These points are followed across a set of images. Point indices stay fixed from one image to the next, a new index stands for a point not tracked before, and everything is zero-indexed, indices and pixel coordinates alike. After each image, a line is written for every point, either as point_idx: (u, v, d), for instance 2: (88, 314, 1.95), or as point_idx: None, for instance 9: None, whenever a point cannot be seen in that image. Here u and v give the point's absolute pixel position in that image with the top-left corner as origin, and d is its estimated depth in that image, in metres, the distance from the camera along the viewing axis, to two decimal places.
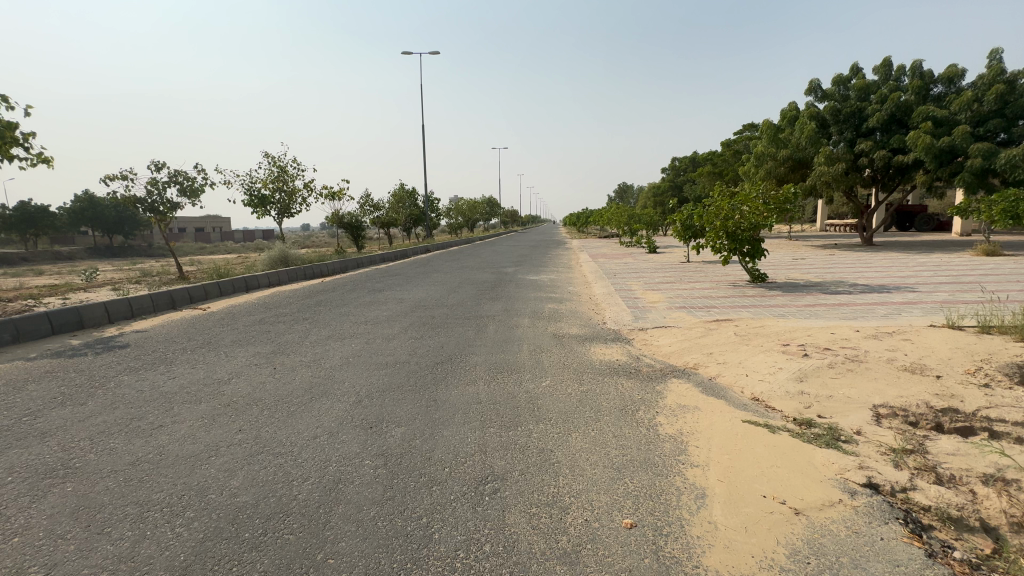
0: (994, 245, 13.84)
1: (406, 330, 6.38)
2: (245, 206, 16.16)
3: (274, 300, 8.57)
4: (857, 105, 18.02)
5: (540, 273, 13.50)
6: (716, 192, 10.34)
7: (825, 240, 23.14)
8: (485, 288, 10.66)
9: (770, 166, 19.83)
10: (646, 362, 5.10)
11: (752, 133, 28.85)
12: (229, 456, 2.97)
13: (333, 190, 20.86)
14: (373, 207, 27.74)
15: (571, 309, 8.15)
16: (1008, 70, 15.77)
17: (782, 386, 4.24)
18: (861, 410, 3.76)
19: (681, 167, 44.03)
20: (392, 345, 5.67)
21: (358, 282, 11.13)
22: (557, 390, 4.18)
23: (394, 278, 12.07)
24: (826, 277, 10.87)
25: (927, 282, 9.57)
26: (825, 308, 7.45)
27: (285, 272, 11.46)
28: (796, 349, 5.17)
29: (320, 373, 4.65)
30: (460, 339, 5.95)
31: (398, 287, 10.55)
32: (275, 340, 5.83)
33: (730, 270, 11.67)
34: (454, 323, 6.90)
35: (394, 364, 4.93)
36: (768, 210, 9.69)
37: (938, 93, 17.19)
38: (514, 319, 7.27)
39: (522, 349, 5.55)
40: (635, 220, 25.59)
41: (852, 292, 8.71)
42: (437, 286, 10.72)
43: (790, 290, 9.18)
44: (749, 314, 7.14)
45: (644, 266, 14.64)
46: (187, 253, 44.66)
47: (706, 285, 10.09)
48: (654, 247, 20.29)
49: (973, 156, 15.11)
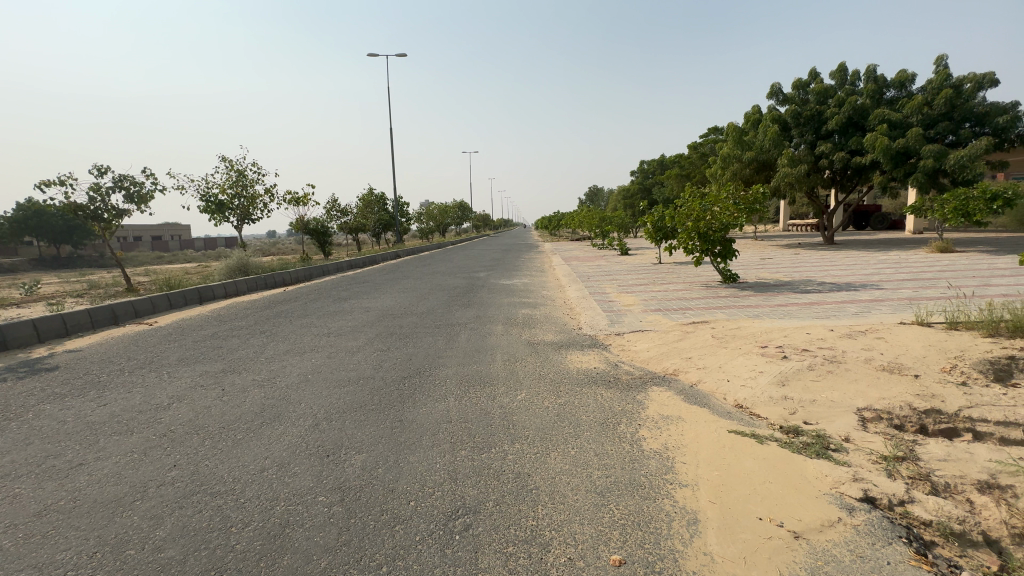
0: (948, 242, 14.41)
1: (373, 342, 6.02)
2: (201, 212, 15.31)
3: (229, 313, 8.00)
4: (816, 109, 18.57)
5: (514, 278, 13.26)
6: (687, 193, 10.31)
7: (790, 240, 23.78)
8: (456, 294, 10.32)
9: (736, 168, 20.21)
10: (625, 370, 4.90)
11: (717, 136, 29.50)
12: (158, 498, 2.57)
13: (296, 195, 20.10)
14: (340, 213, 26.96)
15: (545, 314, 7.92)
16: (954, 75, 16.49)
17: (765, 391, 4.10)
18: (846, 415, 3.65)
19: (649, 170, 44.78)
20: (357, 359, 5.30)
21: (322, 291, 10.60)
22: (533, 403, 3.93)
23: (362, 285, 11.58)
24: (794, 276, 11.02)
25: (891, 279, 9.80)
26: (797, 307, 7.46)
27: (243, 282, 10.81)
28: (775, 351, 5.07)
29: (275, 393, 4.24)
30: (430, 350, 5.63)
31: (364, 295, 10.10)
32: (226, 357, 5.35)
33: (701, 271, 11.72)
34: (424, 333, 6.57)
35: (357, 381, 4.56)
36: (738, 211, 9.70)
37: (891, 97, 17.87)
38: (486, 326, 6.99)
39: (496, 359, 5.29)
40: (606, 222, 25.70)
41: (820, 290, 8.81)
42: (407, 293, 10.33)
43: (761, 290, 9.24)
44: (725, 315, 7.07)
45: (617, 268, 14.58)
46: (143, 262, 42.53)
47: (680, 287, 10.05)
48: (626, 249, 20.37)
49: (925, 157, 15.72)
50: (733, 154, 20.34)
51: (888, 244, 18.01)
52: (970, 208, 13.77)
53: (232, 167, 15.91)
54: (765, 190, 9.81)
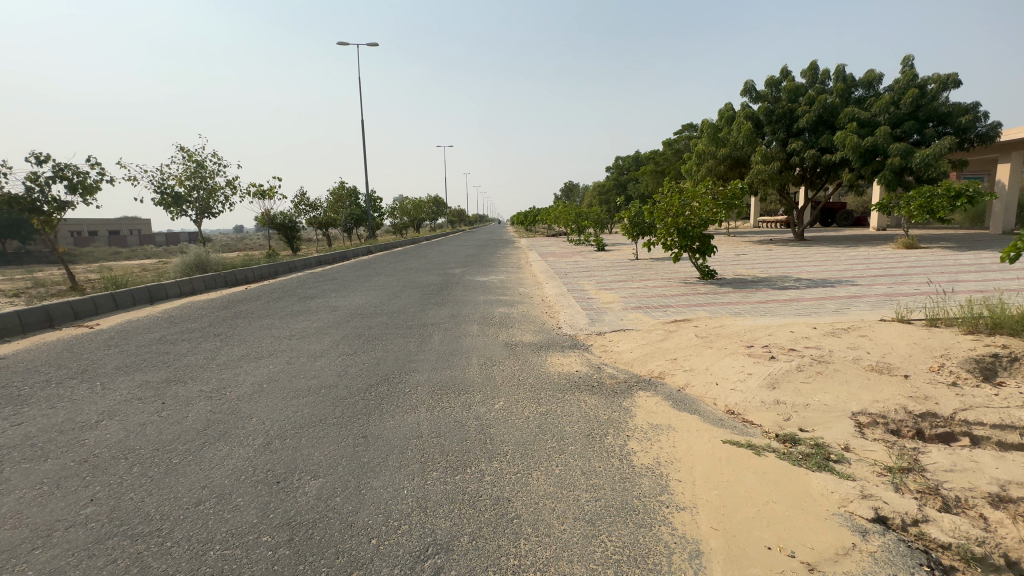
0: (914, 239, 14.77)
1: (338, 345, 5.58)
2: (156, 205, 14.35)
3: (182, 314, 7.39)
4: (788, 106, 18.81)
5: (490, 274, 12.90)
6: (666, 187, 10.14)
7: (762, 236, 24.18)
8: (430, 291, 9.91)
9: (711, 164, 20.33)
10: (608, 372, 4.63)
11: (691, 133, 29.75)
12: (64, 545, 2.14)
13: (261, 188, 19.19)
14: (310, 207, 26.01)
15: (523, 313, 7.60)
16: (920, 76, 16.91)
17: (756, 396, 3.88)
18: (842, 420, 3.45)
19: (624, 166, 44.99)
20: (319, 364, 4.86)
21: (287, 289, 10.00)
22: (512, 413, 3.59)
23: (330, 283, 11.02)
24: (771, 272, 11.02)
25: (864, 275, 9.89)
26: (777, 304, 7.37)
27: (199, 279, 10.11)
28: (761, 351, 4.88)
29: (223, 406, 3.79)
30: (401, 353, 5.24)
31: (332, 293, 9.57)
32: (172, 365, 4.83)
33: (679, 266, 11.62)
34: (394, 334, 6.17)
35: (319, 390, 4.14)
36: (718, 207, 9.56)
37: (859, 96, 18.22)
38: (460, 326, 6.62)
39: (472, 362, 4.94)
40: (582, 218, 25.57)
41: (797, 286, 8.79)
42: (377, 291, 9.85)
43: (740, 287, 9.16)
44: (706, 313, 6.91)
45: (594, 264, 14.39)
46: (97, 259, 40.20)
47: (659, 283, 9.89)
48: (602, 245, 20.28)
49: (892, 155, 16.08)
50: (708, 151, 20.44)
51: (855, 240, 18.43)
52: (934, 206, 14.13)
53: (189, 157, 14.96)
54: (744, 186, 9.70)
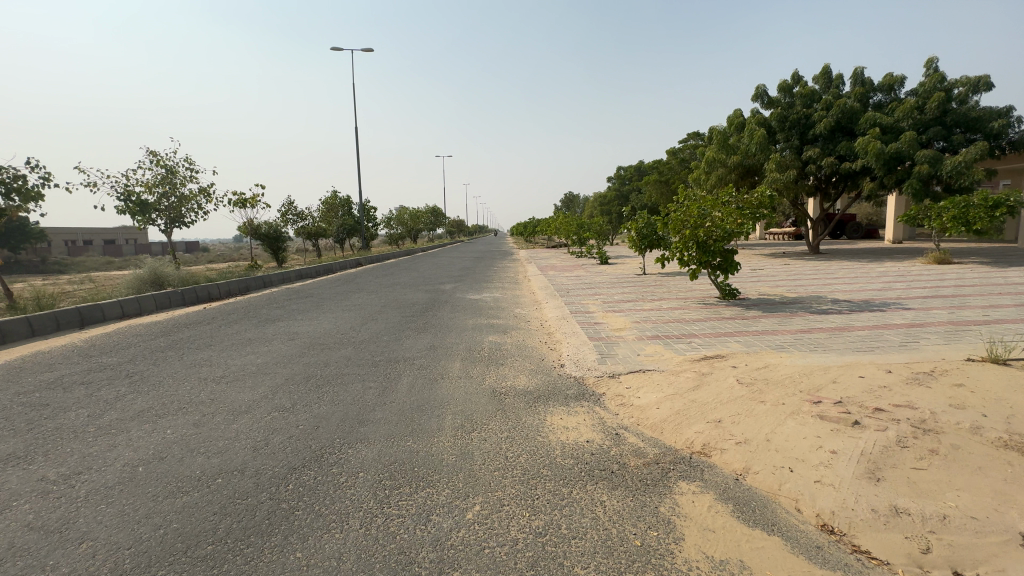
0: (946, 253, 13.56)
1: (274, 394, 4.29)
2: (120, 214, 13.09)
3: (105, 345, 6.10)
4: (803, 112, 17.74)
5: (484, 292, 11.66)
6: (681, 195, 8.94)
7: (775, 249, 22.95)
8: (412, 313, 8.62)
9: (721, 173, 19.21)
10: (630, 444, 3.35)
11: (696, 142, 28.74)
12: None
13: (242, 196, 18.02)
14: (299, 216, 24.86)
15: (517, 344, 6.30)
16: (947, 78, 15.90)
17: (858, 497, 2.60)
18: (1015, 555, 2.17)
19: (626, 176, 44.20)
20: (235, 428, 3.57)
21: (247, 310, 8.71)
22: (491, 537, 2.30)
23: (301, 302, 9.74)
24: (799, 291, 9.78)
25: (908, 296, 8.66)
26: (823, 335, 6.11)
27: (149, 297, 8.81)
28: (837, 413, 3.61)
29: (54, 513, 2.49)
30: (352, 408, 3.95)
31: (299, 315, 8.29)
32: (34, 430, 3.53)
33: (694, 284, 10.39)
34: (353, 376, 4.88)
35: (213, 479, 2.83)
36: (744, 218, 8.31)
37: (879, 101, 17.18)
38: (439, 364, 5.35)
39: (443, 423, 3.66)
40: (584, 229, 24.36)
41: (837, 310, 7.55)
42: (351, 312, 8.56)
43: (770, 309, 7.92)
44: (742, 347, 5.63)
45: (598, 280, 13.15)
46: (82, 267, 39.00)
47: (675, 305, 8.64)
48: (605, 258, 19.06)
49: (919, 162, 14.94)
50: (718, 158, 19.34)
51: (875, 254, 17.27)
52: (970, 217, 12.93)
53: (158, 163, 13.73)
54: (774, 194, 8.50)
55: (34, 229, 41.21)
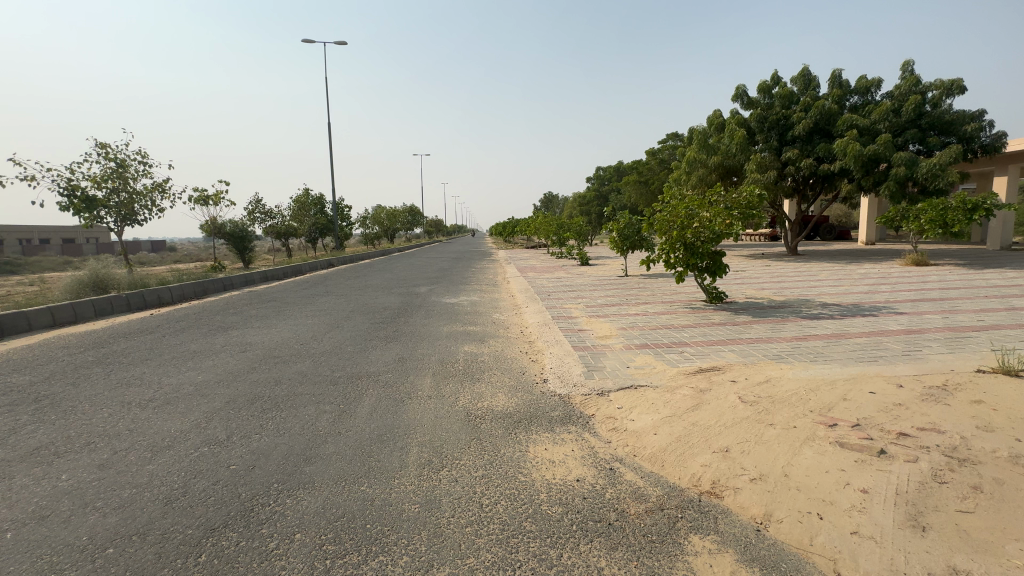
0: (923, 255, 13.61)
1: (207, 423, 3.63)
2: (63, 210, 12.00)
3: (21, 360, 5.30)
4: (782, 113, 17.70)
5: (460, 295, 11.09)
6: (667, 194, 8.54)
7: (754, 250, 23.02)
8: (382, 320, 7.98)
9: (701, 173, 19.07)
10: (627, 482, 2.85)
11: (675, 142, 28.73)
12: None
13: (204, 193, 16.99)
14: (268, 215, 23.78)
15: (494, 355, 5.74)
16: (922, 81, 16.03)
17: (907, 557, 2.15)
18: None
19: (606, 176, 44.31)
20: (149, 471, 2.91)
21: (199, 317, 7.93)
22: None
23: (261, 307, 8.98)
24: (785, 294, 9.53)
25: (895, 299, 8.48)
26: (820, 343, 5.75)
27: (86, 303, 7.93)
28: (857, 439, 3.18)
29: None
30: (298, 441, 3.33)
31: (256, 323, 7.55)
32: None
33: (679, 287, 10.05)
34: (306, 396, 4.24)
35: (104, 549, 2.20)
36: (733, 219, 7.93)
37: (857, 103, 17.24)
38: (406, 381, 4.74)
39: (407, 459, 3.07)
40: (564, 229, 24.01)
41: (829, 315, 7.27)
42: (315, 319, 7.86)
43: (760, 314, 7.59)
44: (738, 358, 5.22)
45: (580, 282, 12.70)
46: (36, 267, 36.88)
47: (662, 309, 8.24)
48: (586, 259, 18.69)
49: (896, 165, 15.00)
50: (699, 159, 19.19)
51: (853, 255, 17.36)
52: (947, 219, 13.02)
53: (107, 155, 12.66)
54: (763, 194, 8.15)
55: None
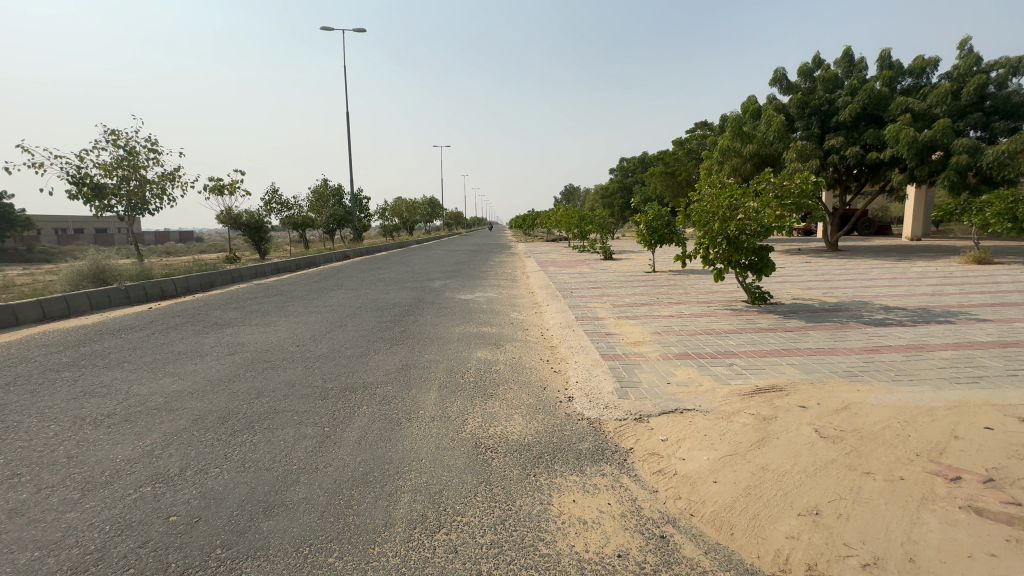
0: (987, 252, 12.33)
1: (162, 451, 3.00)
2: (72, 198, 11.73)
3: None
4: (825, 97, 16.38)
5: (477, 291, 10.42)
6: (707, 183, 7.64)
7: (789, 245, 21.69)
8: (390, 318, 7.32)
9: (735, 163, 17.88)
10: (686, 561, 2.10)
11: (704, 131, 27.41)
12: None
13: (218, 182, 16.73)
14: (285, 206, 23.53)
15: (511, 365, 4.99)
16: (984, 60, 14.52)
17: None
18: None
19: (630, 168, 43.07)
20: (66, 522, 2.28)
21: (197, 313, 7.41)
22: None
23: (265, 303, 8.43)
24: (836, 295, 8.57)
25: (969, 303, 7.43)
26: (897, 357, 4.86)
27: (79, 296, 7.47)
28: (1000, 504, 2.35)
29: None
30: (263, 481, 2.66)
31: (255, 320, 6.98)
32: None
33: (716, 286, 9.16)
34: (288, 414, 3.60)
35: None
36: (785, 210, 6.97)
37: (909, 86, 15.81)
38: (407, 395, 4.05)
39: (394, 514, 2.37)
40: (586, 221, 23.13)
41: (896, 322, 6.33)
42: (318, 317, 7.26)
43: (813, 319, 6.69)
44: (801, 375, 4.39)
45: (604, 278, 11.89)
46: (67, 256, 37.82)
47: (699, 311, 7.39)
48: (609, 253, 17.82)
49: (956, 153, 13.64)
50: (733, 147, 17.94)
51: (901, 252, 16.07)
52: (1018, 213, 11.60)
53: (117, 143, 12.34)
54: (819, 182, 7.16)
55: (20, 218, 39.98)
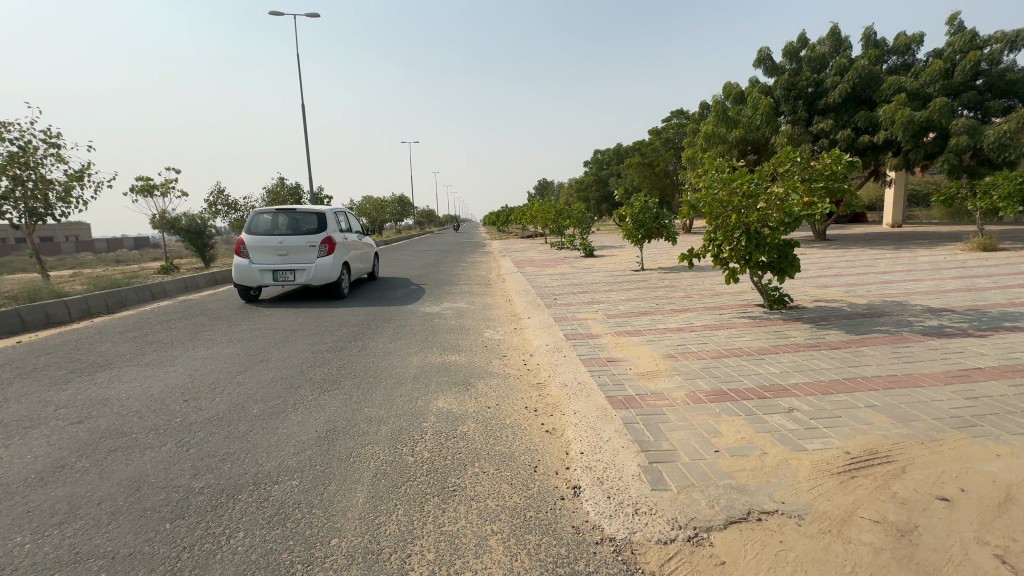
0: (991, 238, 11.53)
1: None
2: None
3: None
4: (812, 78, 15.43)
5: (444, 300, 8.91)
6: (715, 165, 6.32)
7: None
8: (332, 345, 5.75)
9: (720, 149, 16.75)
10: None
11: (681, 120, 26.50)
12: None
13: (147, 183, 14.78)
14: (234, 207, 21.43)
15: (484, 422, 3.52)
16: (977, 35, 13.73)
17: None
18: None
19: (604, 160, 42.23)
20: None
21: (76, 350, 5.69)
22: None
23: (177, 330, 6.74)
24: (860, 294, 7.40)
25: (1019, 301, 6.36)
26: (1003, 387, 3.61)
27: None
28: None
29: None
30: None
31: (148, 359, 5.32)
32: None
33: (721, 289, 7.91)
34: (97, 565, 2.07)
35: None
36: (815, 195, 5.70)
37: (897, 65, 14.97)
38: (320, 499, 2.56)
39: None
40: (563, 216, 21.88)
41: (958, 330, 5.14)
42: (236, 349, 5.62)
43: (855, 329, 5.46)
44: (896, 427, 3.08)
45: (590, 279, 10.56)
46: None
47: (713, 323, 6.10)
48: (591, 250, 16.50)
49: (955, 134, 12.79)
50: (717, 133, 16.95)
51: (894, 240, 15.30)
52: None
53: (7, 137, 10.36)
54: (852, 161, 5.89)
55: None
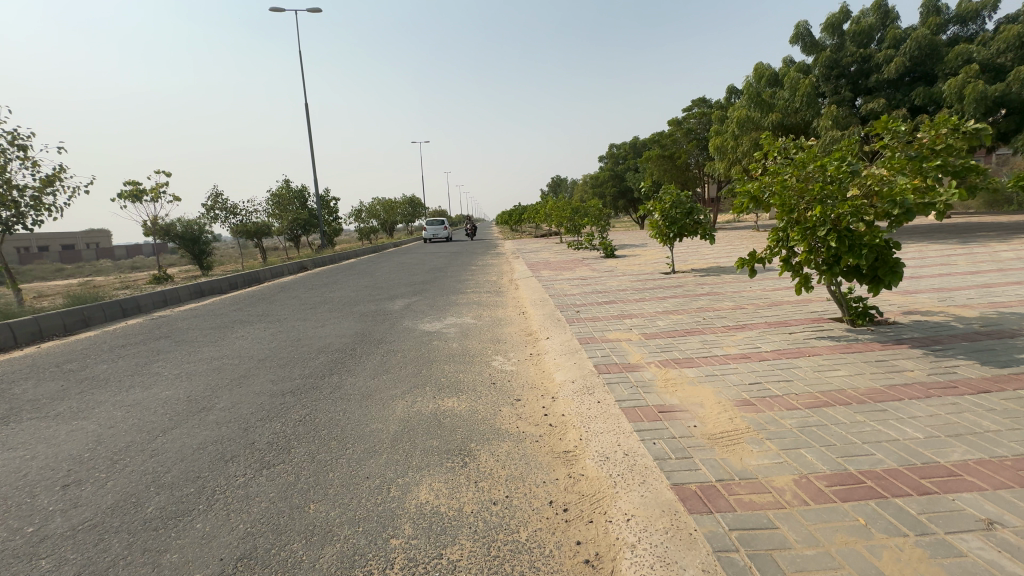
0: None
1: None
2: None
3: None
4: (859, 53, 13.79)
5: (448, 314, 7.66)
6: (785, 147, 5.00)
7: None
8: (297, 384, 4.51)
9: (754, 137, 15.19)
10: None
11: (704, 108, 24.87)
12: None
13: (134, 191, 13.93)
14: (235, 211, 20.50)
15: (484, 541, 2.22)
16: None
17: None
18: None
19: (620, 154, 40.73)
20: None
21: None
22: None
23: (123, 360, 5.58)
24: (962, 303, 5.92)
25: None
26: None
27: None
28: None
29: None
30: None
31: (58, 409, 4.11)
32: None
33: (781, 300, 6.50)
34: None
35: None
36: (928, 177, 4.30)
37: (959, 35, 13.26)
38: None
39: None
40: (579, 213, 20.48)
41: None
42: (174, 392, 4.40)
43: (989, 356, 4.05)
44: None
45: (615, 285, 9.20)
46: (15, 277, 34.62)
47: (786, 347, 4.73)
48: (612, 250, 15.04)
49: None
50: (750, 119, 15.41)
51: (956, 233, 13.56)
52: None
53: None
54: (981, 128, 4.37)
55: None
